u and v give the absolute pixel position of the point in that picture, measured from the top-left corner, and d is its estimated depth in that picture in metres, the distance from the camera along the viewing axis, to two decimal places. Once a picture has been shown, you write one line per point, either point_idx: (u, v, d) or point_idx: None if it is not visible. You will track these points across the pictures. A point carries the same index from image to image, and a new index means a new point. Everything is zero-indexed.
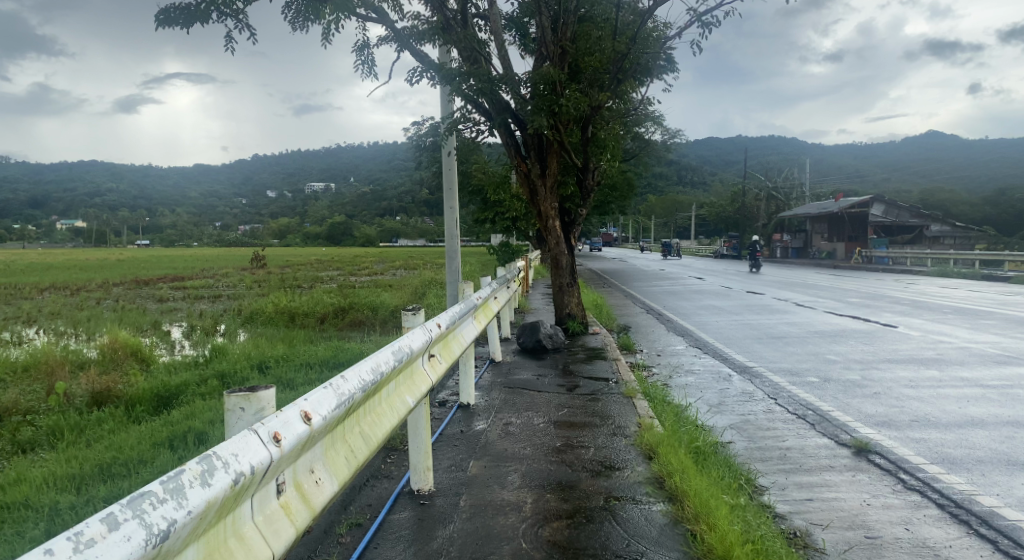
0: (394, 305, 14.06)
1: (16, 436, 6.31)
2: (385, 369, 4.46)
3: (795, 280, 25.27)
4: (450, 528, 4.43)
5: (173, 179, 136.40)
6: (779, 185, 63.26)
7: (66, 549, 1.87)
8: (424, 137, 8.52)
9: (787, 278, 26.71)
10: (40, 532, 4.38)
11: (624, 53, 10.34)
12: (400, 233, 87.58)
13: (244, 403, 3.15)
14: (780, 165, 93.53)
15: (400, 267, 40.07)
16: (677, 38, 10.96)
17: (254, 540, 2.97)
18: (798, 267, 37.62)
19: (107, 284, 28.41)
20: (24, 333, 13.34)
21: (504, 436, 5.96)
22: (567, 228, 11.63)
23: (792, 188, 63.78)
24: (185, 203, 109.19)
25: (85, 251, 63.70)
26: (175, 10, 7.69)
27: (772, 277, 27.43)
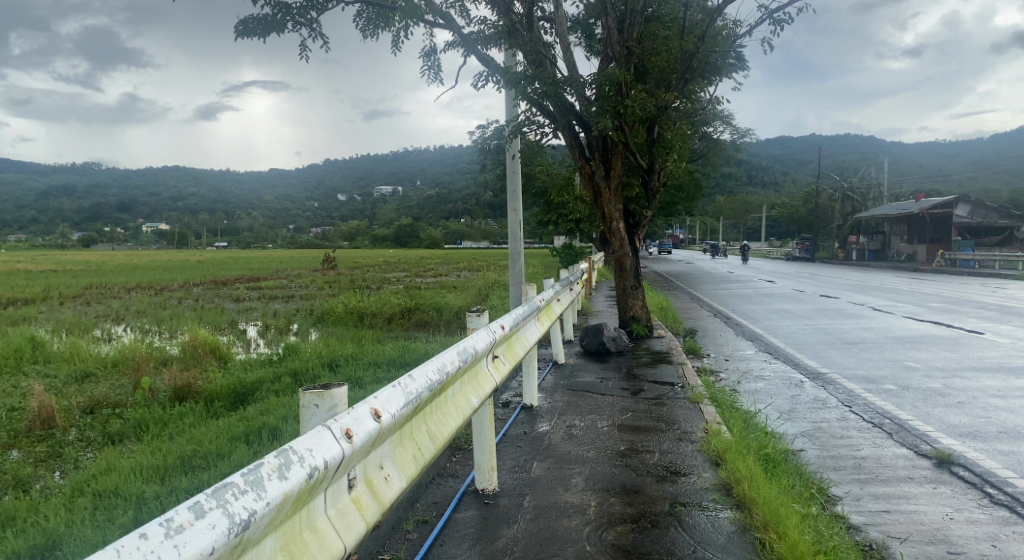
0: (458, 306, 14.24)
1: (106, 428, 6.72)
2: (450, 369, 4.53)
3: (872, 284, 24.27)
4: (514, 527, 4.46)
5: (249, 183, 142.00)
6: (855, 185, 60.75)
7: (159, 534, 2.01)
8: (489, 140, 8.61)
9: (863, 281, 25.61)
10: (128, 520, 4.67)
11: (692, 53, 10.13)
12: (464, 235, 88.44)
13: (318, 400, 3.28)
14: (855, 165, 89.85)
15: (465, 270, 40.49)
16: (747, 36, 10.63)
17: (327, 532, 3.07)
18: (876, 270, 36.07)
19: (190, 284, 29.85)
20: (113, 331, 14.10)
21: (568, 438, 5.96)
22: (632, 230, 11.52)
23: (869, 188, 61.21)
24: (260, 207, 113.52)
25: (167, 253, 67.32)
26: (253, 21, 7.98)
27: (848, 280, 26.34)
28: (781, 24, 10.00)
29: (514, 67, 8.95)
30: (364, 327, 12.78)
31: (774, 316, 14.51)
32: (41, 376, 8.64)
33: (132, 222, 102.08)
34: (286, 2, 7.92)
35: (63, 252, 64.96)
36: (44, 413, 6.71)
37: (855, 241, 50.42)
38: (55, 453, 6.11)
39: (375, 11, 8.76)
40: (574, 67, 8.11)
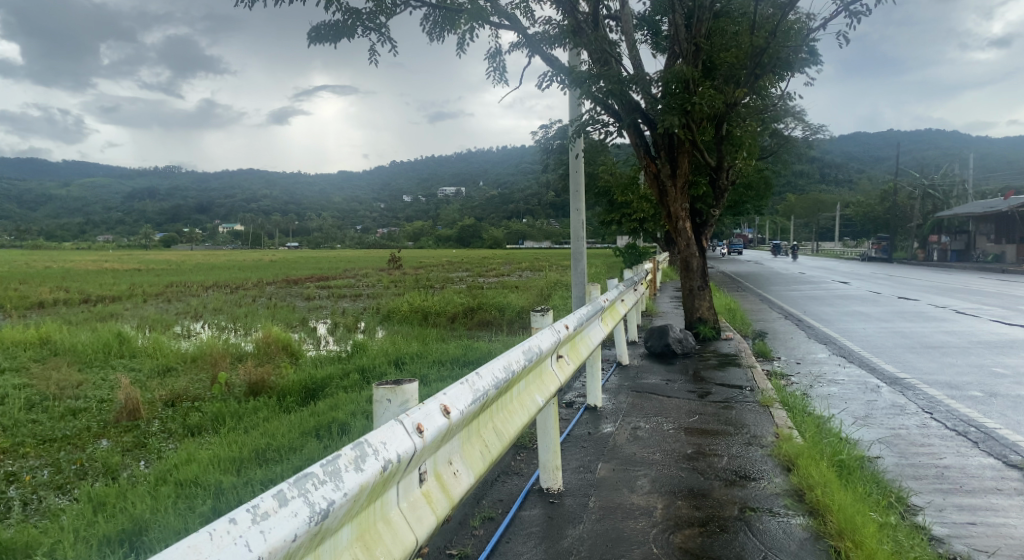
0: (521, 306, 14.27)
1: (187, 420, 7.03)
2: (516, 368, 4.56)
3: (960, 285, 23.04)
4: (580, 528, 4.45)
5: (314, 186, 146.21)
6: (936, 182, 58.01)
7: (247, 519, 2.12)
8: (552, 140, 8.59)
9: (948, 283, 24.34)
10: (208, 509, 4.88)
11: (762, 48, 9.77)
12: (526, 235, 88.45)
13: (390, 395, 3.37)
14: (936, 162, 85.66)
15: (527, 270, 40.58)
16: (821, 29, 10.27)
17: (400, 525, 3.14)
18: (963, 271, 34.25)
19: (264, 283, 31.01)
20: (195, 327, 14.73)
21: (632, 440, 5.89)
22: (699, 229, 11.33)
23: (952, 185, 58.28)
24: (327, 209, 116.66)
25: (240, 254, 70.05)
26: (325, 28, 8.21)
27: (931, 282, 25.09)
28: (858, 15, 9.59)
29: (578, 66, 8.91)
30: (428, 326, 12.95)
31: (849, 318, 14.00)
32: (127, 369, 9.13)
33: (208, 225, 106.80)
34: (356, 8, 8.12)
35: (148, 253, 68.62)
36: (130, 405, 7.06)
37: (936, 241, 48.07)
38: (140, 443, 6.44)
39: (441, 14, 8.88)
40: (639, 65, 8.01)
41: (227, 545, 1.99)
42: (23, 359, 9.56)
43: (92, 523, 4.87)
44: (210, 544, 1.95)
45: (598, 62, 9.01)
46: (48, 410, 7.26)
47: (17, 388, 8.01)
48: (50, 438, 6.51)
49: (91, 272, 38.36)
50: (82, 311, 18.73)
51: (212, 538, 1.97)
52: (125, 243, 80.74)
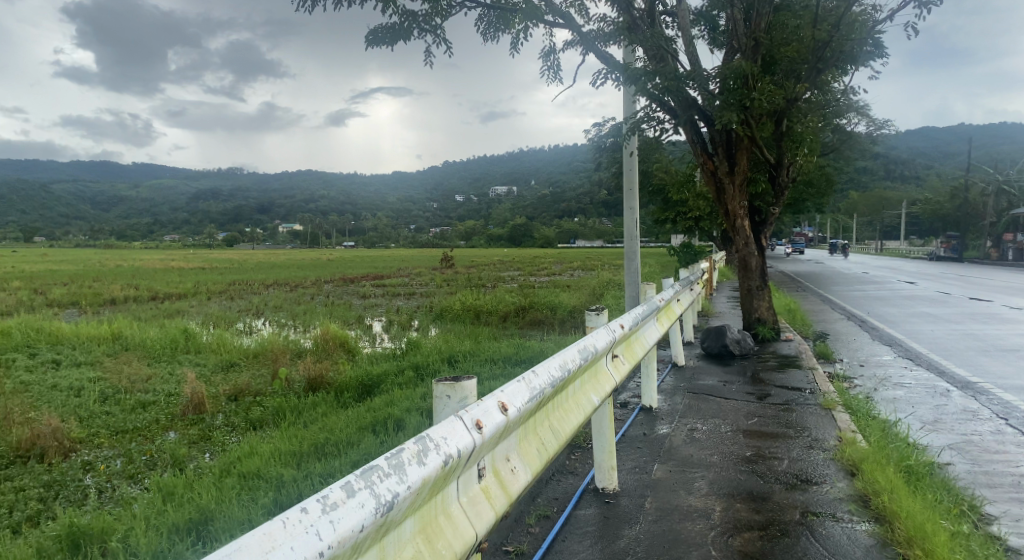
0: (573, 305, 14.20)
1: (249, 414, 7.23)
2: (572, 366, 4.54)
3: None
4: (636, 528, 4.42)
5: (366, 187, 148.73)
6: (1012, 177, 55.22)
7: (316, 509, 2.20)
8: (606, 138, 8.51)
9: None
10: (270, 501, 5.02)
11: (826, 41, 9.61)
12: (578, 234, 88.03)
13: (450, 391, 3.41)
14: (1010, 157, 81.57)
15: (580, 268, 40.40)
16: (889, 20, 9.82)
17: (460, 520, 3.17)
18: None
19: (321, 281, 31.79)
20: (256, 324, 15.15)
21: (689, 441, 5.81)
22: (758, 228, 11.13)
23: None
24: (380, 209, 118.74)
25: (297, 254, 71.92)
26: (382, 30, 8.34)
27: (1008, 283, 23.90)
28: (929, 5, 9.19)
29: (633, 64, 8.82)
30: (481, 325, 13.03)
31: (915, 319, 13.49)
32: (192, 364, 9.45)
33: (265, 226, 109.92)
34: (412, 10, 8.22)
35: (211, 252, 71.21)
36: (196, 399, 7.32)
37: (1012, 240, 45.75)
38: (206, 436, 6.66)
39: (495, 14, 8.92)
40: (697, 60, 7.89)
41: (299, 534, 2.06)
42: (97, 354, 10.01)
43: (162, 511, 5.06)
44: (282, 532, 2.03)
45: (654, 58, 8.91)
46: (120, 403, 7.57)
47: (92, 381, 8.39)
48: (122, 429, 6.79)
49: (160, 270, 40.15)
50: (153, 307, 19.53)
51: (285, 527, 2.06)
52: (189, 243, 83.94)
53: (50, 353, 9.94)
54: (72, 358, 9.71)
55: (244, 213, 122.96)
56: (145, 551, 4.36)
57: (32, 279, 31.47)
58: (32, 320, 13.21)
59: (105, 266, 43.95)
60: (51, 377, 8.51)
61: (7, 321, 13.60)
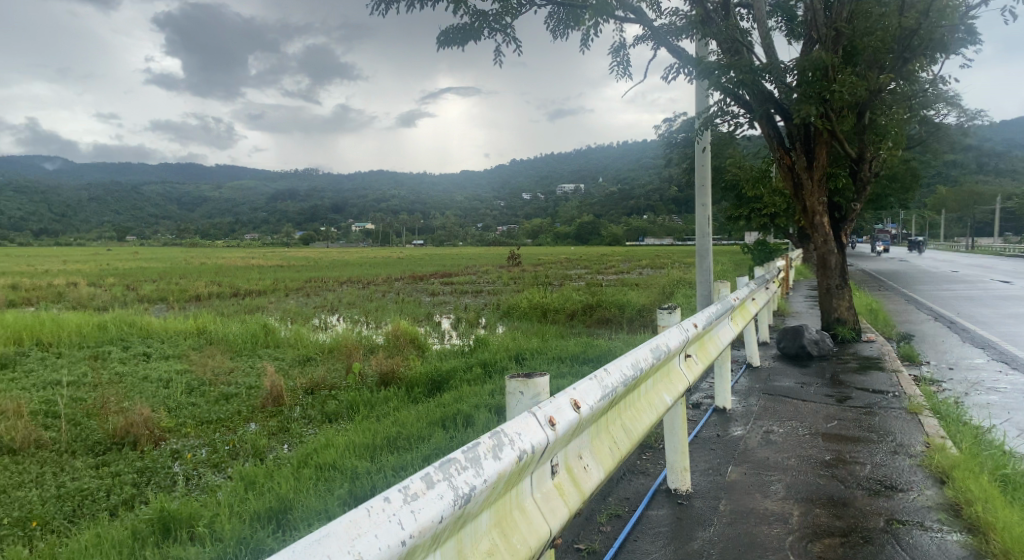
0: (641, 304, 14.02)
1: (324, 407, 7.47)
2: (644, 365, 4.48)
3: None
4: (710, 530, 4.33)
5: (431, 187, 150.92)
6: None
7: (399, 499, 2.27)
8: (677, 133, 8.38)
9: None
10: (345, 492, 5.16)
11: (914, 29, 9.18)
12: (646, 232, 86.77)
13: (523, 387, 3.44)
14: None
15: (647, 266, 39.86)
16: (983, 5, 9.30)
17: (535, 515, 3.19)
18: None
19: (391, 279, 32.46)
20: (331, 320, 15.61)
21: (765, 444, 5.65)
22: (838, 225, 10.76)
23: None
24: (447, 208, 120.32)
25: (367, 252, 73.77)
26: (453, 31, 8.46)
27: None
28: None
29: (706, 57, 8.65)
30: (549, 323, 13.04)
31: (1011, 321, 12.69)
32: (271, 358, 9.83)
33: (335, 225, 113.18)
34: (483, 10, 8.30)
35: (285, 250, 73.88)
36: (275, 392, 7.60)
37: None
38: (284, 428, 6.91)
39: (565, 11, 8.92)
40: (773, 53, 7.65)
41: (382, 522, 2.14)
42: (184, 347, 10.54)
43: (245, 499, 5.27)
44: (366, 519, 2.11)
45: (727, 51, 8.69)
46: (205, 395, 7.94)
47: (179, 373, 8.84)
48: (207, 420, 7.12)
49: (242, 268, 41.94)
50: (235, 303, 20.43)
51: (370, 514, 2.14)
52: (265, 243, 87.43)
53: (142, 346, 10.54)
54: (161, 351, 10.24)
55: (314, 213, 127.09)
56: (230, 537, 4.55)
57: (126, 276, 33.50)
58: (127, 314, 14.04)
59: (190, 263, 46.29)
60: (143, 369, 9.02)
61: (104, 315, 14.52)
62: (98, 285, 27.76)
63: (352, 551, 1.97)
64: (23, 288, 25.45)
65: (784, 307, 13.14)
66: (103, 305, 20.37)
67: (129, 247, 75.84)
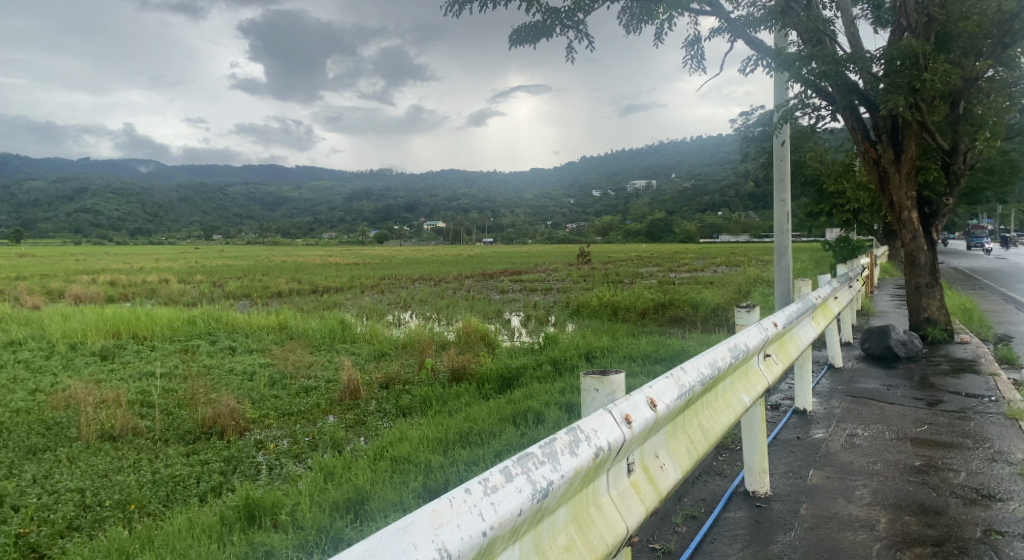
0: (715, 302, 13.73)
1: (399, 402, 7.64)
2: (722, 364, 4.38)
3: None
4: (790, 535, 4.21)
5: (499, 186, 151.95)
6: None
7: (479, 490, 2.30)
8: (754, 127, 8.18)
9: None
10: (419, 486, 5.26)
11: (1015, 13, 8.64)
12: (722, 229, 84.62)
13: (598, 385, 3.41)
14: None
15: (722, 265, 38.95)
16: None
17: (611, 512, 3.18)
18: None
19: (462, 277, 32.85)
20: (404, 316, 15.96)
21: (849, 448, 5.45)
22: (928, 220, 10.29)
23: None
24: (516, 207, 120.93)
25: (437, 250, 75.04)
26: (526, 30, 8.50)
27: None
28: None
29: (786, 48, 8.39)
30: (619, 322, 12.93)
31: None
32: (348, 353, 10.14)
33: (405, 225, 115.51)
34: (555, 7, 8.31)
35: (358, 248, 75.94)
36: (352, 386, 7.83)
37: None
38: (360, 421, 7.12)
39: (638, 5, 8.83)
40: (858, 42, 7.35)
41: (464, 513, 2.18)
42: (267, 341, 10.99)
43: (324, 489, 5.45)
44: (449, 509, 2.16)
45: (809, 42, 8.42)
46: (286, 388, 8.26)
47: (262, 366, 9.24)
48: (288, 412, 7.40)
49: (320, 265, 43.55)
50: (313, 299, 21.14)
51: (452, 504, 2.18)
52: (340, 242, 90.25)
53: (228, 340, 11.04)
54: (245, 345, 10.72)
55: (385, 213, 130.24)
56: (311, 526, 4.72)
57: (214, 273, 35.24)
58: (215, 309, 14.74)
59: (273, 261, 48.34)
60: (229, 362, 9.46)
61: (193, 310, 15.28)
62: (188, 281, 29.24)
63: (436, 539, 2.02)
64: (121, 284, 27.11)
65: (869, 306, 12.57)
66: (193, 301, 21.47)
67: (213, 246, 79.71)
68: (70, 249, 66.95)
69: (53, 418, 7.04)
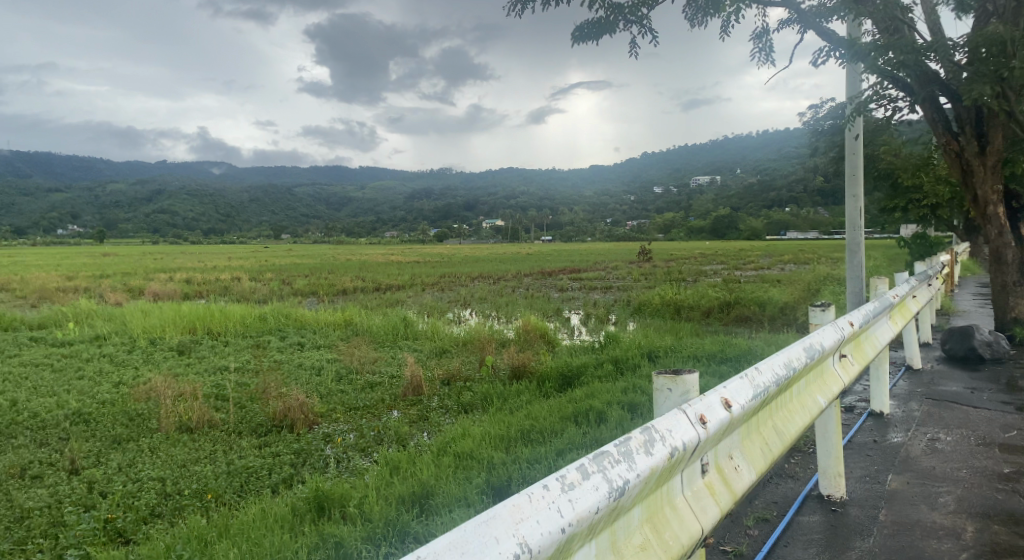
0: (782, 301, 13.40)
1: (460, 398, 7.72)
2: (797, 365, 4.26)
3: None
4: (869, 541, 4.07)
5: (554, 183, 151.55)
6: None
7: (557, 487, 2.30)
8: (823, 120, 7.93)
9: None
10: (482, 481, 5.29)
11: None
12: (788, 225, 82.20)
13: (671, 384, 3.36)
14: None
15: (789, 262, 37.87)
16: None
17: (686, 512, 3.13)
18: None
19: (521, 275, 33.03)
20: (465, 314, 16.12)
21: (930, 453, 5.23)
22: (1015, 215, 9.79)
23: None
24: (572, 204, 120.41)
25: (494, 247, 75.54)
26: (589, 26, 8.46)
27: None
28: None
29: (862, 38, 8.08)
30: (682, 321, 12.76)
31: None
32: (411, 350, 10.31)
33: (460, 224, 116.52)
34: (618, 2, 8.24)
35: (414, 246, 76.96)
36: (414, 382, 7.96)
37: None
38: (423, 416, 7.22)
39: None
40: (940, 29, 7.02)
41: (543, 509, 2.18)
42: (333, 337, 11.24)
43: (390, 483, 5.55)
44: (529, 505, 2.16)
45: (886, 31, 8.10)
46: (352, 382, 8.46)
47: (328, 362, 9.47)
48: (354, 406, 7.58)
49: (382, 263, 44.44)
50: (377, 297, 21.57)
51: (531, 500, 2.18)
52: (398, 241, 91.76)
53: (297, 336, 11.37)
54: (313, 341, 11.02)
55: (444, 212, 131.91)
56: (378, 518, 4.80)
57: (283, 271, 36.44)
58: (284, 307, 15.18)
59: (336, 260, 49.54)
60: (297, 357, 9.74)
61: (265, 307, 15.79)
62: (259, 279, 30.27)
63: (517, 534, 2.04)
64: (196, 281, 28.23)
65: (947, 305, 12.03)
66: (263, 298, 22.19)
67: (277, 244, 82.32)
68: (150, 249, 70.32)
69: (135, 410, 7.38)
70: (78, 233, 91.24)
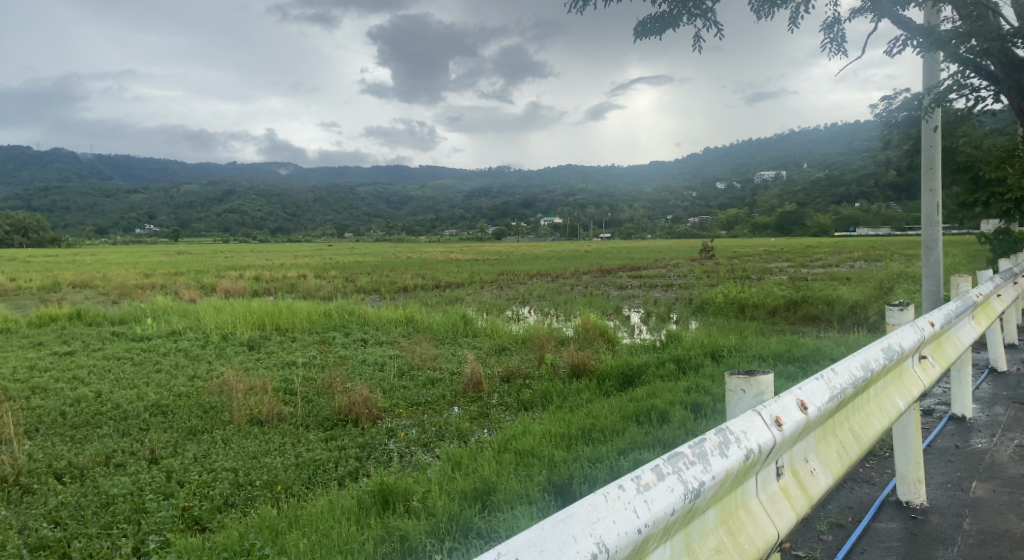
0: (852, 299, 12.96)
1: (520, 396, 7.75)
2: (875, 367, 4.11)
3: None
4: (953, 551, 3.90)
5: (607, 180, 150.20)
6: None
7: (633, 488, 2.27)
8: (897, 112, 7.61)
9: None
10: (543, 479, 5.29)
11: None
12: (855, 221, 79.31)
13: (744, 385, 3.26)
14: None
15: (859, 259, 36.52)
16: None
17: (761, 515, 3.06)
18: None
19: (578, 272, 32.99)
20: (524, 312, 16.17)
21: (1018, 460, 4.98)
22: None
23: None
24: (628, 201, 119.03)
25: (550, 244, 75.46)
26: (651, 21, 8.36)
27: None
28: None
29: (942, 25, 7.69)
30: (747, 320, 12.48)
31: None
32: (471, 347, 10.41)
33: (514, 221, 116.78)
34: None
35: (470, 244, 77.54)
36: (475, 379, 8.01)
37: None
38: (483, 413, 7.27)
39: None
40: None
41: (620, 509, 2.16)
42: (395, 334, 11.44)
43: (453, 478, 5.61)
44: (605, 505, 2.14)
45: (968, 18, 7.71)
46: (413, 379, 8.58)
47: (390, 358, 9.64)
48: (416, 402, 7.70)
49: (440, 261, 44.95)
50: (437, 294, 21.81)
51: (608, 500, 2.16)
52: (452, 239, 92.62)
53: (361, 333, 11.61)
54: (375, 337, 11.24)
55: (499, 210, 132.46)
56: (441, 513, 4.84)
57: (345, 270, 37.29)
58: (350, 304, 15.54)
59: (396, 258, 50.42)
60: (360, 353, 9.94)
61: (331, 305, 16.19)
62: (324, 277, 31.02)
63: (594, 533, 2.03)
64: (264, 279, 29.17)
65: None
66: (328, 295, 22.77)
67: (335, 242, 84.12)
68: (216, 247, 73.14)
69: (209, 402, 7.67)
70: (150, 234, 95.39)
